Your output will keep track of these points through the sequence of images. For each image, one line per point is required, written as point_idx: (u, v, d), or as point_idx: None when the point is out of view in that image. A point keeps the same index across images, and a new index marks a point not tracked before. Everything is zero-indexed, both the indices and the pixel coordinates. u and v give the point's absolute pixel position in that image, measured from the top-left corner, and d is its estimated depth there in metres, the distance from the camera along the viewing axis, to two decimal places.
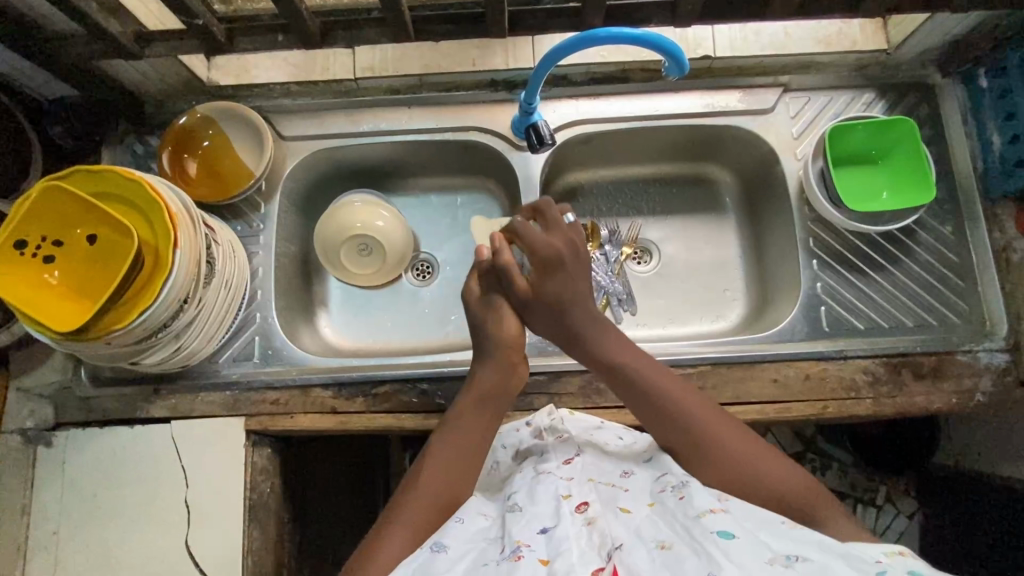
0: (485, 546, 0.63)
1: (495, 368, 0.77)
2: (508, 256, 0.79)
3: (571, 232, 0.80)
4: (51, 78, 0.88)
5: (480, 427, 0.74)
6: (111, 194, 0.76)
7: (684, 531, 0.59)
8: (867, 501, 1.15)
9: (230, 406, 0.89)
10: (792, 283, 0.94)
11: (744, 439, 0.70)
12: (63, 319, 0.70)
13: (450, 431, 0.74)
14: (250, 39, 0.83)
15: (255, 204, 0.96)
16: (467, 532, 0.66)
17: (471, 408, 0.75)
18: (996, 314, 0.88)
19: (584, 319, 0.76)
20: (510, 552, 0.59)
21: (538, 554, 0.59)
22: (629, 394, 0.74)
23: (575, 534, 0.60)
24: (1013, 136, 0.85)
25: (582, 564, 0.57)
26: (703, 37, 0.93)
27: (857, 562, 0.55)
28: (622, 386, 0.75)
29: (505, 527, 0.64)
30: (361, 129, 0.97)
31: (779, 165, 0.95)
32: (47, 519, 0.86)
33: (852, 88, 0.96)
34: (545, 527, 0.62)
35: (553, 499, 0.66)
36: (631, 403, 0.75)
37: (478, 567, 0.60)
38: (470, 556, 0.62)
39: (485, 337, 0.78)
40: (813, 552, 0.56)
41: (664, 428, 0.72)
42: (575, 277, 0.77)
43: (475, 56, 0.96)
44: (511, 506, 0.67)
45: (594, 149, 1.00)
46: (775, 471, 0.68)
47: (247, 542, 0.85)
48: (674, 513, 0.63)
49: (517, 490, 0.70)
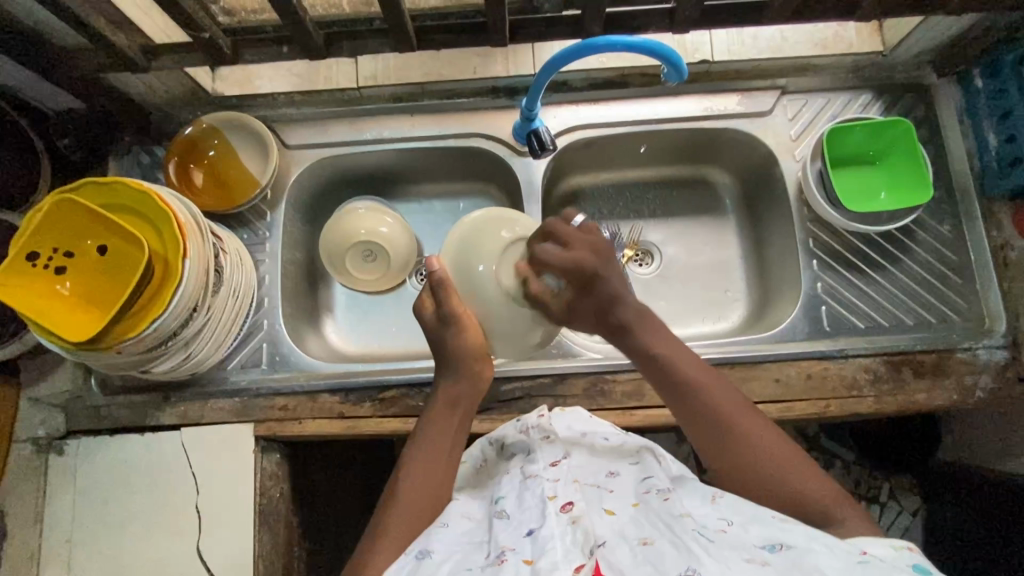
0: (467, 552, 0.64)
1: (457, 376, 0.77)
2: (537, 285, 0.73)
3: (592, 235, 0.76)
4: (57, 90, 0.89)
5: (453, 436, 0.76)
6: (119, 206, 0.77)
7: (666, 528, 0.61)
8: (870, 498, 1.16)
9: (238, 413, 0.90)
10: (791, 283, 0.95)
11: (771, 436, 0.71)
12: (75, 328, 0.71)
13: (425, 440, 0.75)
14: (255, 51, 0.85)
15: (260, 213, 0.97)
16: (451, 535, 0.67)
17: (442, 416, 0.76)
18: (995, 311, 0.89)
19: (627, 310, 0.76)
20: (494, 557, 0.60)
21: (522, 555, 0.59)
22: (664, 381, 0.75)
23: (558, 533, 0.60)
24: (1008, 137, 0.87)
25: (567, 562, 0.57)
26: (701, 42, 0.95)
27: (840, 552, 0.56)
28: (658, 376, 0.75)
29: (492, 532, 0.65)
30: (363, 138, 0.98)
31: (778, 167, 0.96)
32: (60, 527, 0.87)
33: (848, 90, 0.97)
34: (531, 529, 0.62)
35: (540, 501, 0.66)
36: (664, 392, 0.75)
37: (461, 571, 0.61)
38: (450, 561, 0.62)
39: (444, 348, 0.77)
40: (796, 539, 0.58)
41: (692, 419, 0.73)
42: (613, 283, 0.76)
43: (477, 64, 0.97)
44: (498, 511, 0.68)
45: (595, 153, 1.02)
46: (797, 465, 0.69)
47: (258, 547, 0.86)
48: (657, 513, 0.64)
49: (504, 493, 0.71)
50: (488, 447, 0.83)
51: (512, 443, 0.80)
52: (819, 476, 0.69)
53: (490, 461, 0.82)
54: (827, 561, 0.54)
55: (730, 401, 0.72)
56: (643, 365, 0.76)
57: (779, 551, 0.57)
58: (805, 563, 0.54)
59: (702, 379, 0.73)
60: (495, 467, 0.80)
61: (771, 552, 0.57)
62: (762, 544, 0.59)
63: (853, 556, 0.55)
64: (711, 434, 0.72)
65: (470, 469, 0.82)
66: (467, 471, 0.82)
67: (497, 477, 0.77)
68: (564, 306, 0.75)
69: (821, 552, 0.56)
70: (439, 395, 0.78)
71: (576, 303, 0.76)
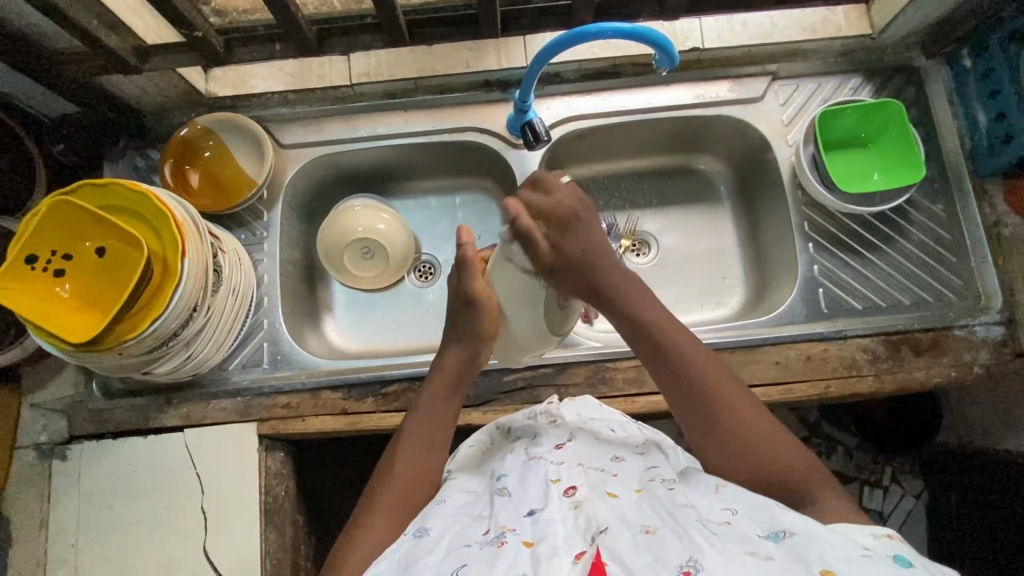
0: (464, 526, 0.65)
1: (459, 354, 0.79)
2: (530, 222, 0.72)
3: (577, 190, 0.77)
4: (51, 95, 0.89)
5: (451, 415, 0.77)
6: (116, 207, 0.77)
7: (669, 517, 0.60)
8: (873, 483, 1.15)
9: (241, 412, 0.90)
10: (789, 266, 0.95)
11: (753, 409, 0.71)
12: (74, 328, 0.70)
13: (422, 415, 0.76)
14: (248, 49, 0.86)
15: (257, 212, 0.97)
16: (449, 508, 0.68)
17: (442, 395, 0.77)
18: (990, 289, 0.89)
19: (609, 275, 0.75)
20: (494, 536, 0.61)
21: (523, 537, 0.59)
22: (649, 349, 0.75)
23: (560, 517, 0.60)
24: (998, 114, 0.88)
25: (567, 547, 0.57)
26: (691, 30, 0.95)
27: (843, 542, 0.55)
28: (648, 348, 0.75)
29: (492, 508, 0.66)
30: (358, 135, 0.98)
31: (771, 152, 0.97)
32: (64, 532, 0.87)
33: (838, 75, 0.98)
34: (533, 509, 0.63)
35: (543, 484, 0.66)
36: (647, 360, 0.75)
37: (459, 546, 0.61)
38: (451, 534, 0.63)
39: (458, 322, 0.79)
40: (799, 523, 0.58)
41: (680, 385, 0.72)
42: (590, 231, 0.76)
43: (469, 58, 0.96)
44: (499, 488, 0.69)
45: (589, 145, 1.02)
46: (780, 443, 0.69)
47: (265, 546, 0.86)
48: (661, 500, 0.64)
49: (506, 472, 0.71)
50: (495, 432, 0.82)
51: (518, 426, 0.80)
52: (795, 446, 0.69)
53: (497, 446, 0.81)
54: (832, 550, 0.54)
55: (713, 370, 0.73)
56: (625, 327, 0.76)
57: (782, 540, 0.57)
58: (807, 555, 0.54)
59: (688, 347, 0.73)
60: (499, 448, 0.79)
61: (775, 543, 0.57)
62: (765, 533, 0.58)
63: (856, 550, 0.54)
64: (694, 402, 0.71)
65: (477, 451, 0.81)
66: (473, 452, 0.81)
67: (500, 457, 0.77)
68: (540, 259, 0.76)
69: (827, 540, 0.55)
70: (440, 371, 0.79)
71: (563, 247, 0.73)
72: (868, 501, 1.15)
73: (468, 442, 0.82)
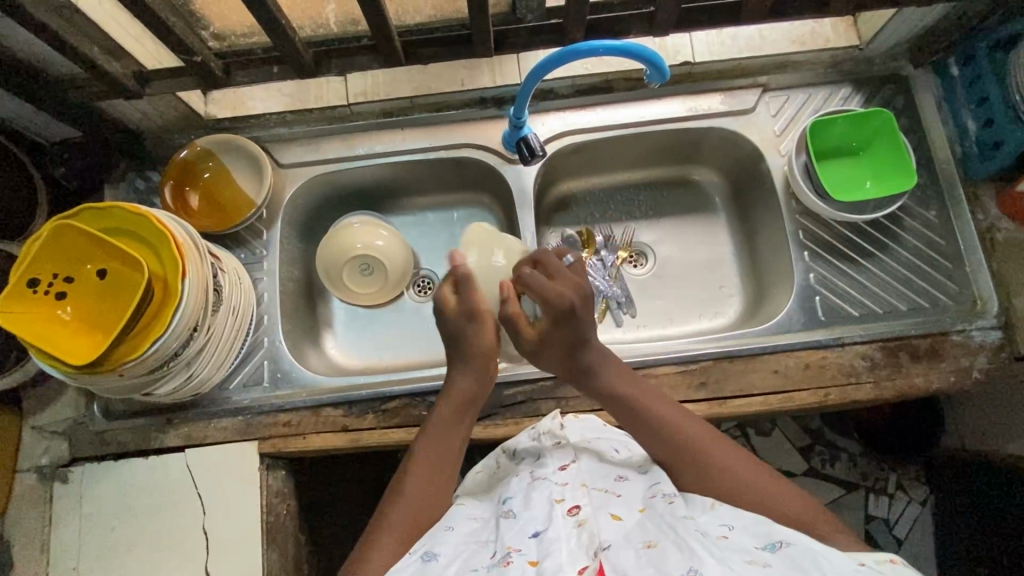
0: (472, 554, 0.64)
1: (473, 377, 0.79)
2: (514, 306, 0.81)
3: (578, 277, 0.81)
4: (52, 121, 0.91)
5: (459, 435, 0.77)
6: (120, 229, 0.78)
7: (670, 531, 0.61)
8: (879, 490, 1.15)
9: (242, 431, 0.90)
10: (786, 274, 0.96)
11: (739, 461, 0.71)
12: (79, 351, 0.71)
13: (436, 437, 0.76)
14: (245, 72, 0.88)
15: (256, 231, 0.98)
16: (457, 537, 0.67)
17: (450, 416, 0.77)
18: (986, 294, 0.90)
19: (595, 355, 0.79)
20: (500, 558, 0.60)
21: (528, 557, 0.59)
22: (627, 418, 0.76)
23: (564, 535, 0.60)
24: (986, 121, 0.89)
25: (571, 563, 0.57)
26: (681, 45, 0.97)
27: (839, 560, 0.56)
28: (624, 414, 0.77)
29: (499, 532, 0.66)
30: (356, 153, 0.99)
31: (764, 164, 0.98)
32: (65, 555, 0.86)
33: (828, 85, 0.99)
34: (538, 530, 0.62)
35: (547, 503, 0.65)
36: (630, 427, 0.76)
37: (468, 572, 0.61)
38: (461, 560, 0.64)
39: (464, 343, 0.80)
40: (794, 536, 0.60)
41: (663, 444, 0.74)
42: (586, 324, 0.78)
43: (464, 77, 0.99)
44: (505, 511, 0.68)
45: (584, 159, 1.03)
46: (772, 488, 0.69)
47: (267, 565, 0.85)
48: (662, 516, 0.64)
49: (512, 494, 0.71)
50: (503, 457, 0.83)
51: (524, 449, 0.81)
52: (783, 488, 0.69)
53: (504, 469, 0.81)
54: (827, 564, 0.55)
55: (693, 427, 0.74)
56: (606, 402, 0.78)
57: (779, 550, 0.58)
58: (807, 565, 0.55)
59: (668, 414, 0.75)
60: (506, 473, 0.80)
61: (771, 553, 0.58)
62: (761, 544, 0.60)
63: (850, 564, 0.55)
64: (684, 466, 0.72)
65: (485, 475, 0.82)
66: (480, 478, 0.82)
67: (507, 481, 0.77)
68: (536, 334, 0.79)
69: (822, 553, 0.56)
70: (451, 394, 0.79)
71: (548, 333, 0.78)
72: (873, 509, 1.15)
73: (475, 467, 0.84)
